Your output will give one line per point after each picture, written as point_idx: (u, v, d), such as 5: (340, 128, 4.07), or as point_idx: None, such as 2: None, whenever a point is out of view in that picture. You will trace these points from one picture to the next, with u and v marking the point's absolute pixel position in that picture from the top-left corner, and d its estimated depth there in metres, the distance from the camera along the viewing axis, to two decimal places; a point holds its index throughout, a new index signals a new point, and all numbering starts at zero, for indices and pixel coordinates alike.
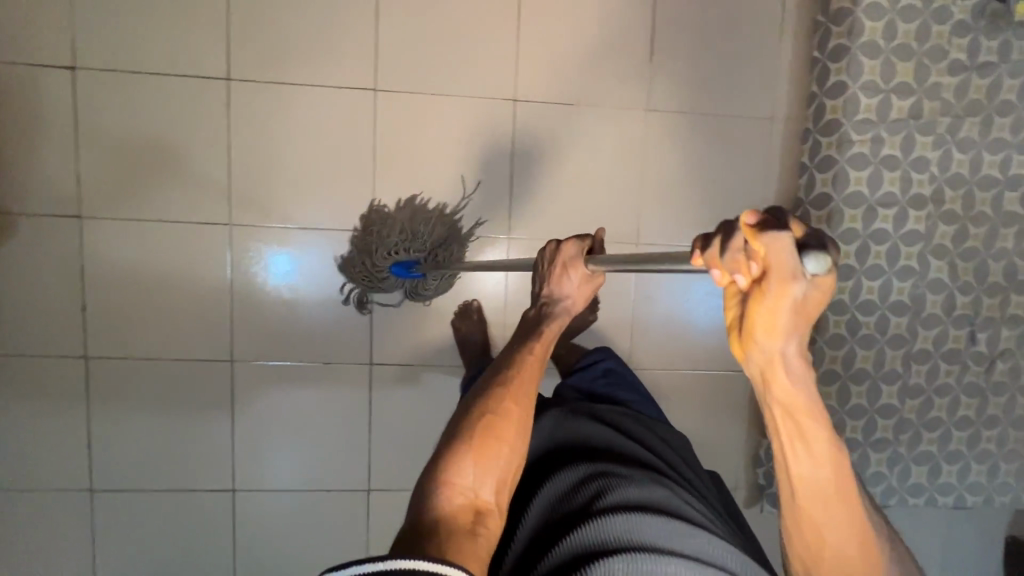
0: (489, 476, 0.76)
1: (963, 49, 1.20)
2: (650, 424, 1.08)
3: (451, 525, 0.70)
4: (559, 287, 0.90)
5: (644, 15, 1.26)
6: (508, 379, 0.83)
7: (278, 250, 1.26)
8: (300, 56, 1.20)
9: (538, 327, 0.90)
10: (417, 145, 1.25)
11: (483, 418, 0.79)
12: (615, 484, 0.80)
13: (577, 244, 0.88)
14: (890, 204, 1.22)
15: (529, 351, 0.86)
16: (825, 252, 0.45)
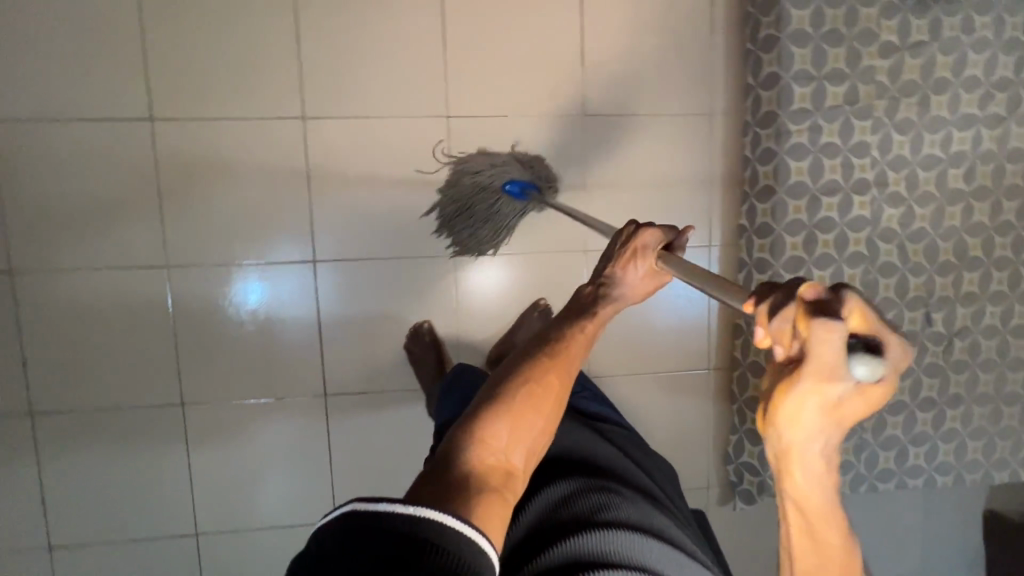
0: (519, 445, 0.68)
1: (893, 31, 1.19)
2: (646, 453, 1.05)
3: (478, 484, 0.63)
4: (624, 272, 0.81)
5: (572, 20, 1.25)
6: (556, 349, 0.74)
7: (252, 277, 1.25)
8: (223, 90, 1.18)
9: (591, 305, 0.81)
10: (353, 170, 1.24)
11: (526, 383, 0.70)
12: (622, 506, 0.75)
13: (661, 233, 0.82)
14: (834, 192, 1.21)
15: (581, 328, 0.77)
16: (874, 361, 0.41)
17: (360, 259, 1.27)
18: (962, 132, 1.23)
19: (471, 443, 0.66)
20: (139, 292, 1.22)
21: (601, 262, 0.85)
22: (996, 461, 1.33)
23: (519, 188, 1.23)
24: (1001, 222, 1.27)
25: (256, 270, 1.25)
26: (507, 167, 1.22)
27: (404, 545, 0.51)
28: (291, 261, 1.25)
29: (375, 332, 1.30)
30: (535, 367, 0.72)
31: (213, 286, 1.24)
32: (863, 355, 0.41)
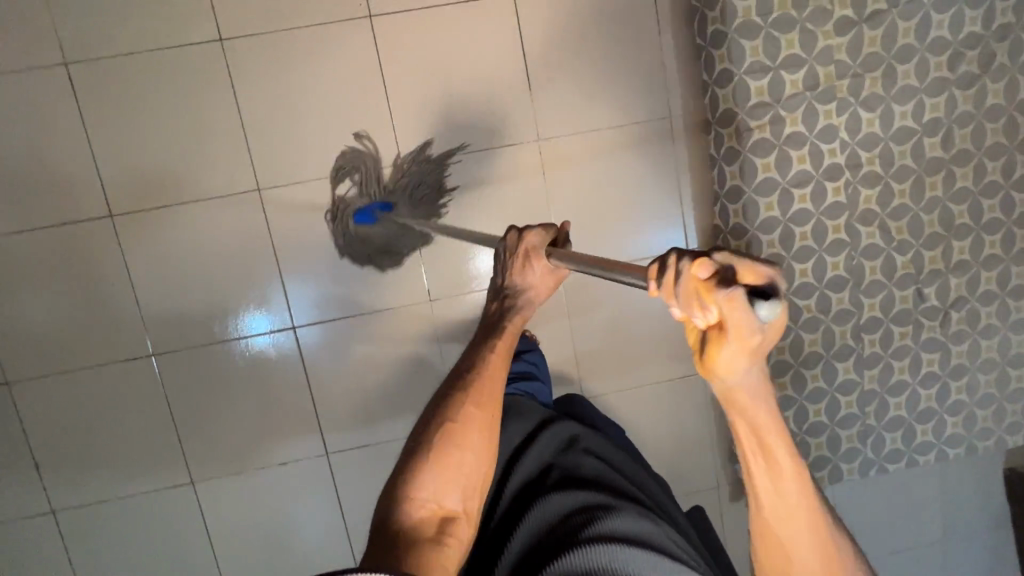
0: (452, 486, 0.69)
1: (847, 5, 1.12)
2: (638, 463, 1.02)
3: (411, 538, 0.65)
4: (523, 280, 0.78)
5: (513, 44, 1.21)
6: (469, 381, 0.74)
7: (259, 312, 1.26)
8: (178, 176, 1.20)
9: (501, 322, 0.79)
10: (316, 233, 1.24)
11: (442, 425, 0.71)
12: (606, 514, 0.73)
13: (544, 232, 0.77)
14: (805, 183, 1.17)
15: (489, 350, 0.76)
16: (776, 299, 0.42)
17: (341, 317, 1.28)
18: (935, 98, 1.17)
19: (400, 500, 0.67)
20: (132, 383, 1.25)
21: (498, 271, 0.81)
22: (1008, 425, 1.31)
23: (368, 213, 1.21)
24: (987, 184, 1.22)
25: (260, 311, 1.26)
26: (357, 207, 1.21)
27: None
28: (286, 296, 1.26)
29: (365, 384, 1.31)
30: (450, 408, 0.72)
31: (200, 366, 1.26)
32: (766, 304, 0.41)
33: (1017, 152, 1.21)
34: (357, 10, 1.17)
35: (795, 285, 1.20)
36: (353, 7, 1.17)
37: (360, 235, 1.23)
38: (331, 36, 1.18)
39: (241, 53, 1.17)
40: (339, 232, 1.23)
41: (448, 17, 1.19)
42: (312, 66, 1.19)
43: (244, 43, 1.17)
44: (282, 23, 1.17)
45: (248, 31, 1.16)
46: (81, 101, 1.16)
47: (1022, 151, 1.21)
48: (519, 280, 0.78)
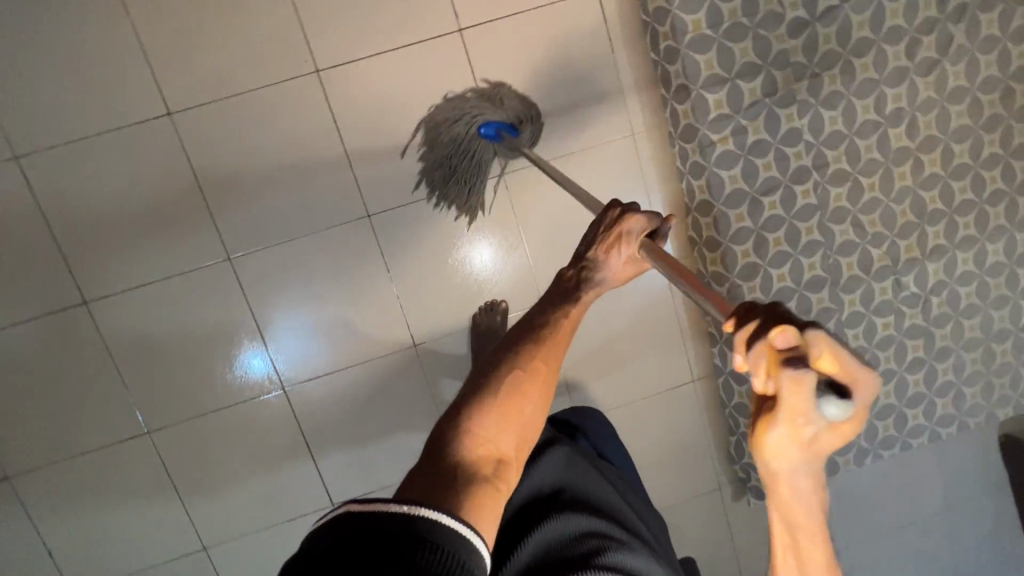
0: (512, 427, 0.59)
1: (798, 5, 1.10)
2: (635, 488, 0.96)
3: (469, 474, 0.53)
4: (609, 256, 0.74)
5: (467, 80, 1.19)
6: (544, 333, 0.66)
7: (256, 347, 1.25)
8: (147, 252, 1.19)
9: (576, 290, 0.73)
10: (292, 291, 1.24)
11: (516, 366, 0.62)
12: (618, 546, 0.65)
13: (645, 218, 0.74)
14: (773, 189, 1.17)
15: (568, 311, 0.70)
16: (842, 404, 0.39)
17: (330, 371, 1.28)
18: (896, 88, 1.16)
19: (462, 430, 0.56)
20: (128, 463, 1.25)
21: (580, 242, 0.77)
22: (997, 399, 1.33)
23: (497, 130, 1.16)
24: (955, 167, 1.21)
25: (257, 346, 1.25)
26: (447, 145, 1.17)
27: (399, 549, 0.42)
28: (282, 330, 1.25)
29: (360, 434, 1.31)
30: (521, 352, 0.63)
31: (195, 438, 1.26)
32: (834, 400, 0.39)
33: (983, 131, 1.20)
34: (305, 66, 1.15)
35: (773, 290, 1.20)
36: (300, 62, 1.15)
37: (450, 170, 1.19)
38: (282, 95, 1.16)
39: (193, 123, 1.15)
40: (451, 148, 1.17)
41: (399, 60, 1.17)
42: (267, 126, 1.17)
43: (195, 113, 1.15)
44: (231, 87, 1.15)
45: (196, 100, 1.14)
46: (38, 190, 1.14)
47: (988, 130, 1.20)
48: (604, 258, 0.74)
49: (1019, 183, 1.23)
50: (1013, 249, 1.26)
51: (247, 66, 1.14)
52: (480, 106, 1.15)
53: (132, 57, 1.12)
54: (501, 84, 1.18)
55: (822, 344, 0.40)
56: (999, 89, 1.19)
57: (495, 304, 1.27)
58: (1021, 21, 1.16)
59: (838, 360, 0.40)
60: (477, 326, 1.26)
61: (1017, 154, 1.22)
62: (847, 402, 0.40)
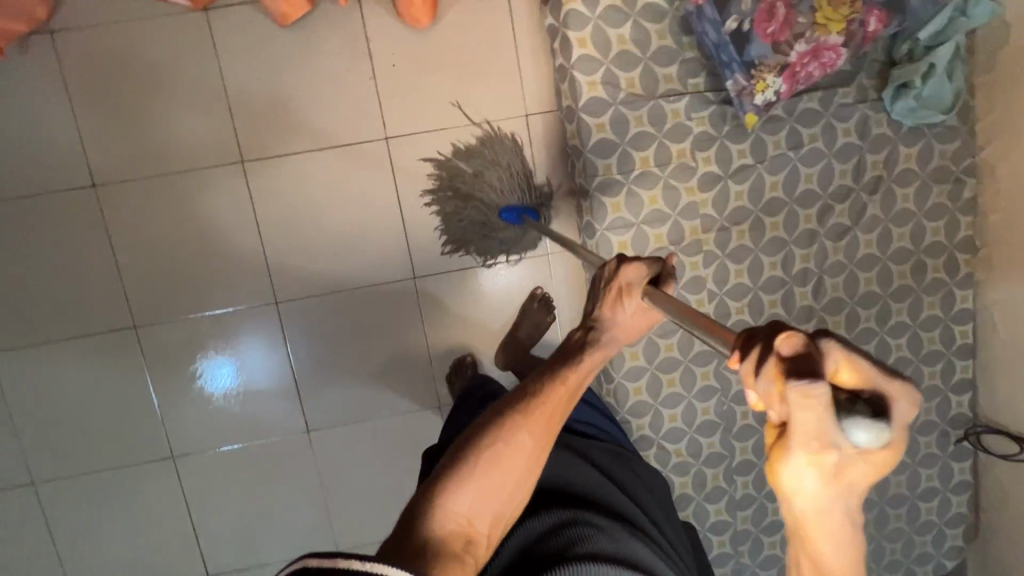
0: (488, 501, 0.63)
1: (711, 161, 1.12)
2: (633, 464, 1.01)
3: (438, 553, 0.58)
4: (613, 314, 0.72)
5: (389, 183, 1.22)
6: (530, 407, 0.67)
7: (208, 364, 1.26)
8: (52, 312, 1.21)
9: (578, 351, 0.71)
10: (191, 365, 1.25)
11: (494, 443, 0.65)
12: (596, 536, 0.71)
13: (645, 269, 0.72)
14: (671, 332, 1.17)
15: (560, 381, 0.69)
16: (877, 425, 0.37)
17: (221, 447, 1.29)
18: (804, 250, 1.17)
19: (435, 507, 0.61)
20: (11, 514, 1.26)
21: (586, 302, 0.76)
22: (887, 563, 1.31)
23: (517, 213, 1.17)
24: (860, 331, 1.21)
25: (202, 367, 1.26)
26: (464, 199, 1.17)
27: None
28: (218, 354, 1.26)
29: (249, 510, 1.32)
30: (505, 424, 0.66)
31: (79, 494, 1.27)
32: (865, 422, 0.37)
33: (891, 300, 1.20)
34: (230, 155, 1.19)
35: (663, 430, 1.20)
36: (226, 151, 1.19)
37: (456, 226, 1.18)
38: (208, 179, 1.19)
39: (115, 195, 1.18)
40: (470, 196, 1.16)
41: (325, 158, 1.20)
42: (190, 206, 1.20)
43: (120, 187, 1.18)
44: (158, 167, 1.18)
45: (122, 175, 1.18)
46: None
47: (896, 299, 1.21)
48: (608, 314, 0.73)
49: (925, 354, 1.23)
50: (914, 417, 1.25)
51: (177, 148, 1.18)
52: (502, 178, 1.16)
53: (64, 127, 1.15)
54: (507, 133, 1.20)
55: (837, 355, 0.39)
56: (910, 261, 1.20)
57: (463, 358, 1.29)
58: (937, 198, 1.18)
59: (856, 371, 0.38)
60: (452, 384, 1.28)
61: (925, 325, 1.22)
62: (880, 423, 0.37)
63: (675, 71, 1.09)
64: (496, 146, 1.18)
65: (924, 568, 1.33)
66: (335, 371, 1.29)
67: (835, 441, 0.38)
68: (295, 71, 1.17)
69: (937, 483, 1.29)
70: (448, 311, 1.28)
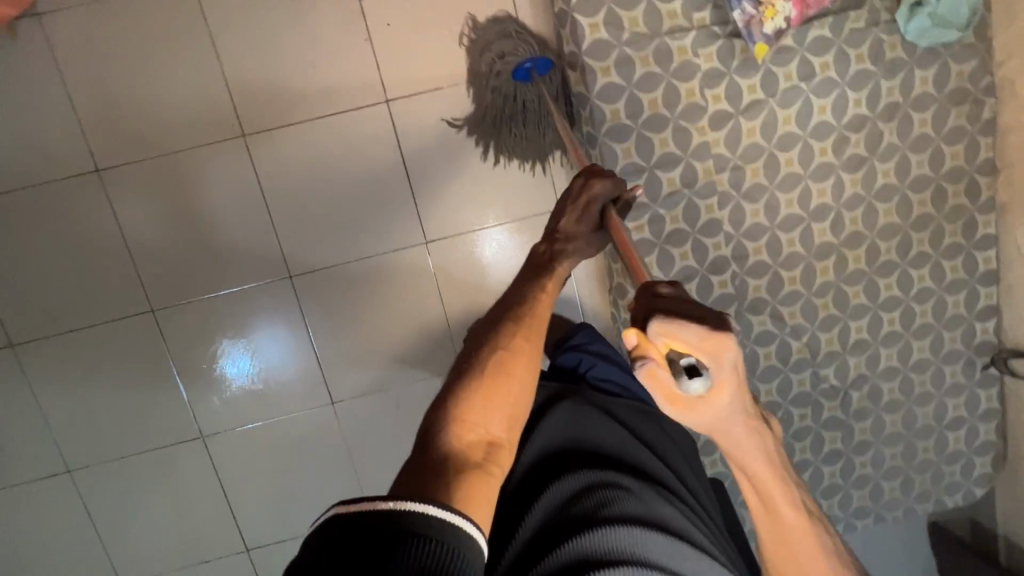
0: (499, 407, 0.66)
1: (722, 98, 1.09)
2: (659, 420, 0.98)
3: (461, 462, 0.60)
4: (581, 227, 0.81)
5: (393, 146, 1.20)
6: (520, 312, 0.74)
7: (228, 351, 1.27)
8: (70, 302, 1.21)
9: (550, 264, 0.80)
10: (211, 346, 1.26)
11: (495, 352, 0.69)
12: (625, 499, 0.71)
13: (610, 184, 0.79)
14: (689, 278, 1.16)
15: (541, 288, 0.78)
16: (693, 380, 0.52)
17: (248, 424, 1.30)
18: (821, 184, 1.14)
19: (451, 419, 0.63)
20: (50, 502, 1.29)
21: (552, 218, 0.84)
22: (916, 494, 1.32)
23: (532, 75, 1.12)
24: (882, 264, 1.19)
25: (225, 354, 1.27)
26: (488, 104, 1.16)
27: (389, 546, 0.46)
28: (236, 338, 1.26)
29: (280, 484, 1.34)
30: (502, 336, 0.71)
31: (115, 478, 1.29)
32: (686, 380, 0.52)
33: (912, 229, 1.18)
34: (231, 129, 1.17)
35: None
36: (227, 126, 1.17)
37: (494, 126, 1.18)
38: (211, 156, 1.18)
39: (119, 179, 1.17)
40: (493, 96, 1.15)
41: (327, 126, 1.18)
42: (196, 185, 1.19)
43: (123, 171, 1.17)
44: (160, 148, 1.17)
45: (125, 159, 1.17)
46: None
47: (916, 229, 1.18)
48: (576, 228, 0.81)
49: (948, 283, 1.21)
50: (939, 347, 1.24)
51: (177, 126, 1.16)
52: (508, 62, 1.14)
53: (62, 114, 1.14)
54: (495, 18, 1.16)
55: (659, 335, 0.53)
56: (930, 188, 1.17)
57: None
58: (956, 121, 1.14)
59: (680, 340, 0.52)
60: None
61: (947, 254, 1.20)
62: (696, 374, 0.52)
63: (679, 5, 1.05)
64: (486, 41, 1.15)
65: (953, 497, 1.33)
66: (355, 341, 1.29)
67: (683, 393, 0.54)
68: (289, 37, 1.14)
69: (964, 412, 1.28)
70: (462, 274, 1.28)
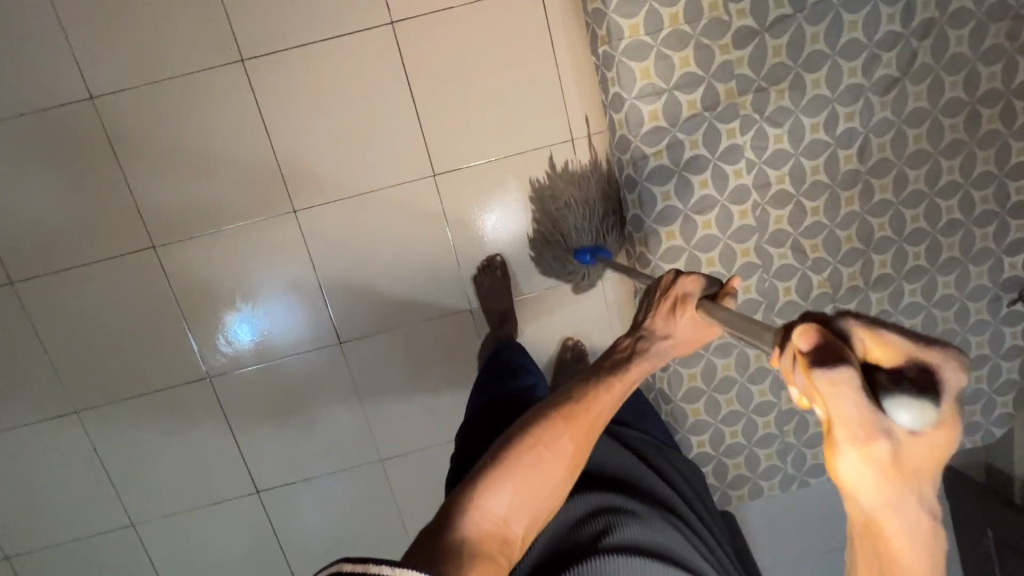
0: (525, 505, 0.63)
1: (746, 13, 1.03)
2: (662, 449, 1.01)
3: (473, 552, 0.58)
4: (666, 324, 0.68)
5: (399, 72, 1.16)
6: (574, 411, 0.66)
7: (235, 292, 1.24)
8: (71, 239, 1.19)
9: (621, 360, 0.69)
10: (216, 285, 1.23)
11: (536, 447, 0.64)
12: (628, 529, 0.69)
13: (705, 282, 0.67)
14: (709, 208, 1.12)
15: (605, 388, 0.68)
16: (911, 397, 0.33)
17: (254, 365, 1.28)
18: (849, 107, 1.09)
19: (474, 503, 0.61)
20: (59, 442, 1.28)
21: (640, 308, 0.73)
22: None
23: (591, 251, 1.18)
24: (909, 194, 1.14)
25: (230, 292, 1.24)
26: (550, 224, 1.22)
27: None
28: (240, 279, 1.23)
29: (289, 426, 1.33)
30: (549, 429, 0.65)
31: (125, 420, 1.29)
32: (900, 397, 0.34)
33: (942, 157, 1.13)
34: (229, 54, 1.12)
35: None
36: (226, 52, 1.12)
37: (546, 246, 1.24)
38: (210, 86, 1.14)
39: (116, 109, 1.13)
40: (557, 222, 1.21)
41: (331, 53, 1.14)
42: (193, 116, 1.15)
43: (120, 101, 1.13)
44: (157, 76, 1.13)
45: (121, 87, 1.12)
46: None
47: (947, 156, 1.13)
48: (662, 325, 0.69)
49: (978, 214, 1.17)
50: (965, 282, 1.20)
51: (175, 53, 1.12)
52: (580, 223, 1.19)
53: (57, 41, 1.10)
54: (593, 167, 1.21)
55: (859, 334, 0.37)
56: (963, 113, 1.11)
57: (492, 260, 1.25)
58: (994, 39, 1.08)
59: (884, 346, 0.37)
60: (480, 286, 1.25)
61: (978, 183, 1.15)
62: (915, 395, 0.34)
63: None
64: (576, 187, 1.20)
65: (973, 438, 1.31)
66: (362, 280, 1.26)
67: (881, 430, 0.35)
68: None
69: (988, 349, 1.25)
70: (471, 210, 1.23)
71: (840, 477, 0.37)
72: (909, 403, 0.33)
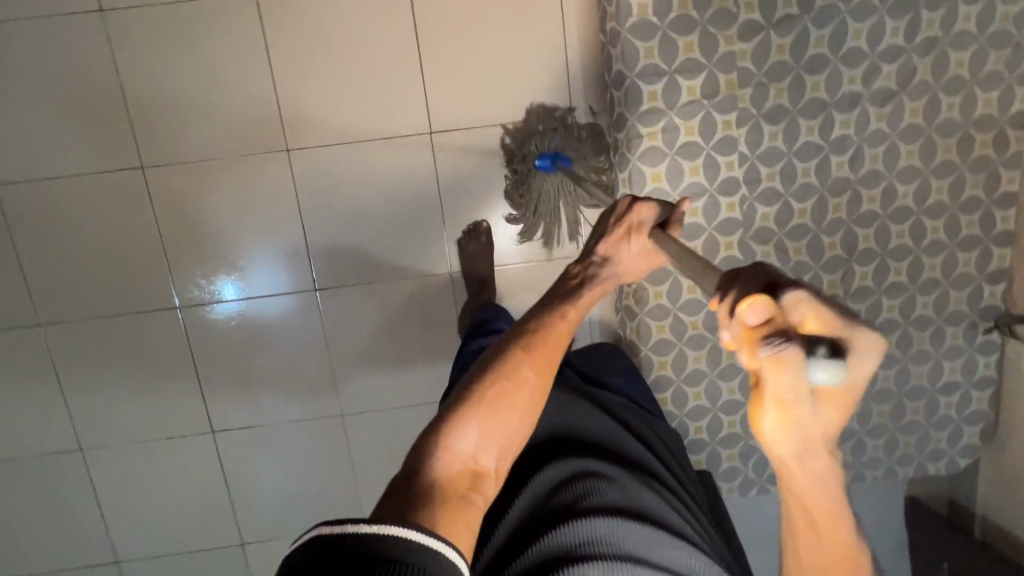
0: (492, 436, 0.62)
1: (755, 8, 1.04)
2: (648, 422, 0.99)
3: (443, 493, 0.57)
4: (618, 250, 0.75)
5: (408, 24, 1.16)
6: (533, 341, 0.67)
7: (217, 225, 1.23)
8: (60, 148, 1.18)
9: (577, 288, 0.72)
10: (198, 214, 1.22)
11: (498, 380, 0.63)
12: (605, 489, 0.68)
13: (658, 209, 0.74)
14: (696, 196, 1.12)
15: (560, 316, 0.69)
16: (834, 364, 0.39)
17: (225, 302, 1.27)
18: (845, 114, 1.10)
19: (440, 446, 0.59)
20: (17, 353, 1.26)
21: (591, 236, 0.77)
22: (899, 456, 1.29)
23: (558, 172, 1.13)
24: (896, 209, 1.15)
25: (212, 224, 1.23)
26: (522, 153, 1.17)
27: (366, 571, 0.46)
28: (223, 212, 1.22)
29: (253, 367, 1.31)
30: (511, 362, 0.65)
31: (88, 339, 1.27)
32: (826, 362, 0.39)
33: (932, 176, 1.14)
34: None
35: (681, 299, 1.15)
36: None
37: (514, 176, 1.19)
38: (218, 13, 1.14)
39: (122, 24, 1.13)
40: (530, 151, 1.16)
41: None
42: (198, 40, 1.15)
43: (127, 16, 1.13)
44: None
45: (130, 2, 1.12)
46: None
47: (937, 176, 1.14)
48: (612, 251, 0.75)
49: (962, 238, 1.18)
50: (943, 305, 1.20)
51: None
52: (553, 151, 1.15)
53: None
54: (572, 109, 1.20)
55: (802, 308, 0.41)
56: (957, 135, 1.12)
57: (478, 225, 1.25)
58: (994, 66, 1.09)
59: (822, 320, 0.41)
60: (462, 250, 1.25)
61: (965, 207, 1.16)
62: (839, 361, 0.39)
63: None
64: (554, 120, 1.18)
65: (937, 465, 1.30)
66: (345, 228, 1.25)
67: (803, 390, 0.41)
68: None
69: (959, 376, 1.24)
70: (463, 172, 1.23)
71: (761, 422, 0.45)
72: (831, 372, 0.38)
